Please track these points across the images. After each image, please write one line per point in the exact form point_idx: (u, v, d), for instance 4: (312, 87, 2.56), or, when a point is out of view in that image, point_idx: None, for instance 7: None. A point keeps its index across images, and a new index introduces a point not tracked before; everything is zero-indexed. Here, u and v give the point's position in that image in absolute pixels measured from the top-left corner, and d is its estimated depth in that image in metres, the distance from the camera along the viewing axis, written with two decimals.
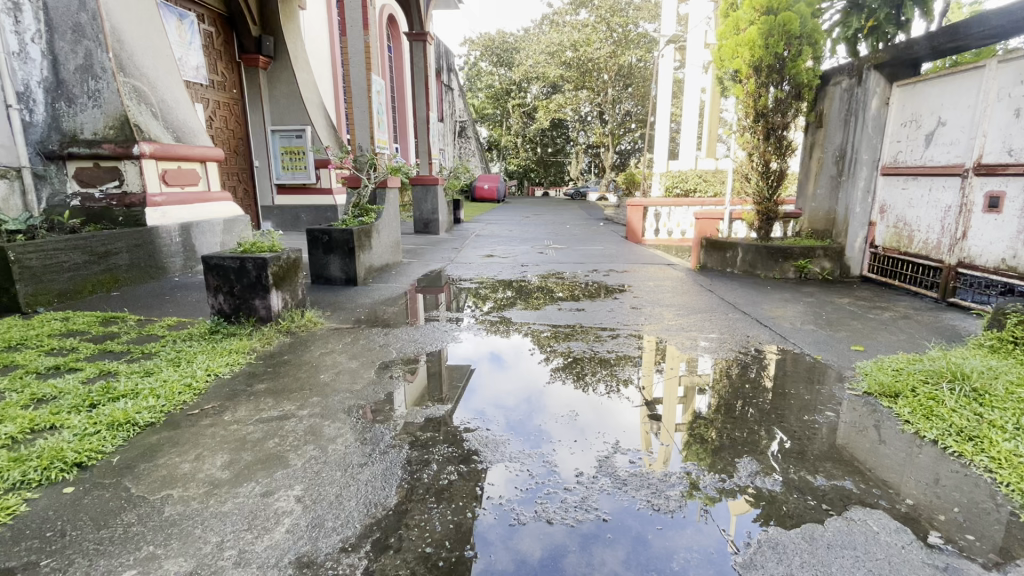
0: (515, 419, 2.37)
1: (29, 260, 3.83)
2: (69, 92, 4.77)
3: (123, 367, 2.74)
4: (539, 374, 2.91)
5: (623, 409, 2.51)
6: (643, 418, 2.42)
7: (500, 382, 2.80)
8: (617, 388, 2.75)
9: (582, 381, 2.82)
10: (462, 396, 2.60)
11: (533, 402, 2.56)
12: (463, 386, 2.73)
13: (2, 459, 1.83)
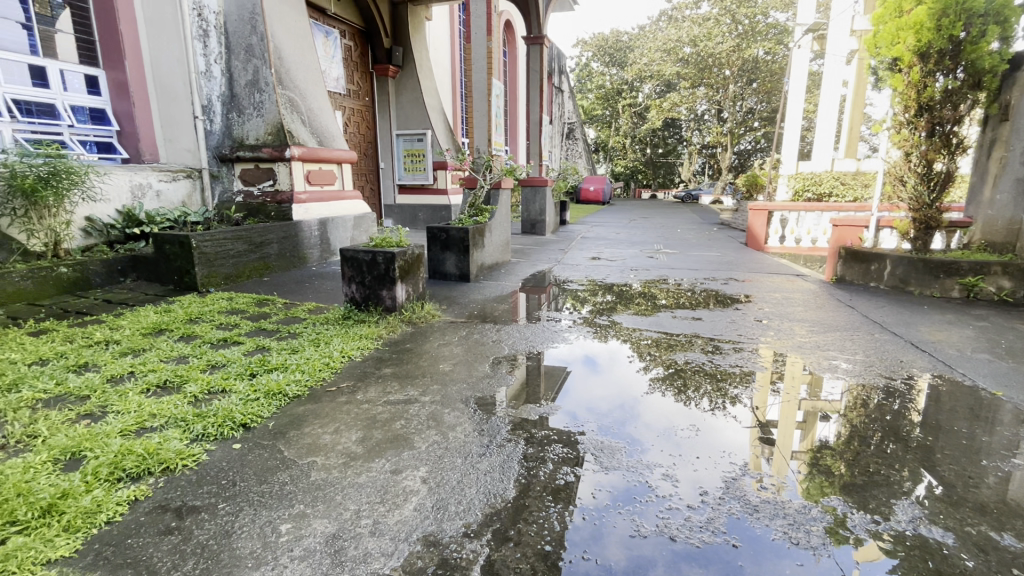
0: (612, 426, 2.30)
1: (206, 247, 4.51)
2: (239, 104, 5.57)
3: (274, 343, 3.11)
4: (635, 382, 2.81)
5: (730, 428, 2.32)
6: (754, 441, 2.22)
7: (595, 386, 2.74)
8: (723, 405, 2.55)
9: (683, 394, 2.66)
10: (559, 397, 2.58)
11: (629, 410, 2.47)
12: (560, 387, 2.72)
13: (189, 414, 2.17)
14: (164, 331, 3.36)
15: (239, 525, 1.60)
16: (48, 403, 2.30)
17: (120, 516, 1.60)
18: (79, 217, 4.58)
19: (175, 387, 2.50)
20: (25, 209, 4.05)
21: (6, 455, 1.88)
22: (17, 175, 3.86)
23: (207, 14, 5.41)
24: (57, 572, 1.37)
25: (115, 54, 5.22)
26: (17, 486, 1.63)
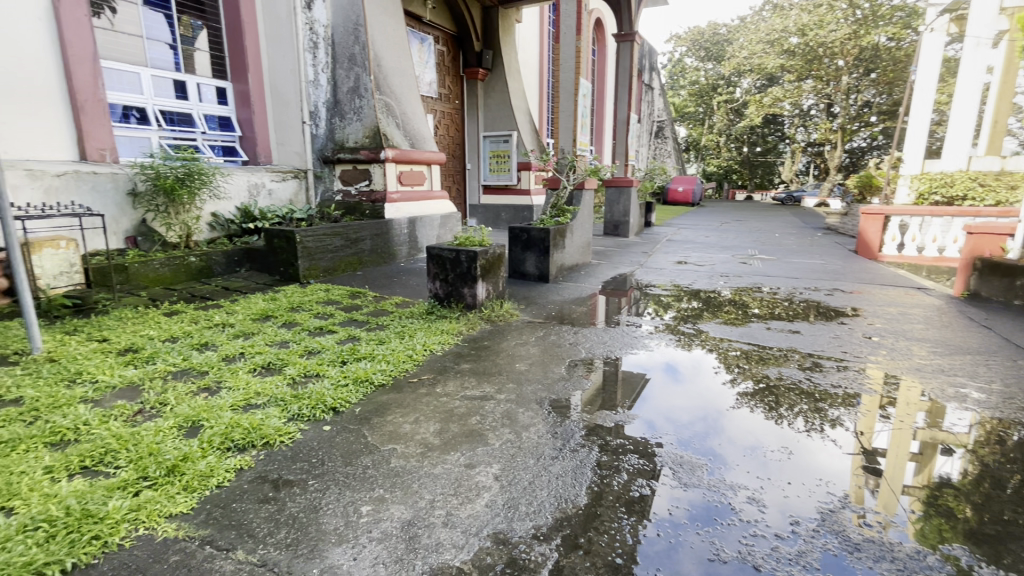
0: (693, 439, 2.18)
1: (308, 242, 4.91)
2: (342, 110, 6.01)
3: (364, 334, 3.32)
4: (720, 395, 2.64)
5: (829, 453, 2.11)
6: (857, 469, 2.00)
7: (676, 396, 2.61)
8: (821, 427, 2.32)
9: (774, 412, 2.46)
10: (637, 405, 2.49)
11: (713, 424, 2.32)
12: (637, 394, 2.62)
13: (288, 395, 2.38)
14: (271, 317, 3.70)
15: (326, 502, 1.72)
16: (176, 376, 2.63)
17: (227, 481, 1.78)
18: (206, 213, 5.19)
19: (277, 369, 2.75)
20: (166, 205, 4.70)
21: (142, 418, 2.17)
22: (160, 176, 4.47)
23: (318, 28, 5.90)
24: (177, 525, 1.56)
25: (241, 67, 5.86)
26: (149, 447, 1.88)
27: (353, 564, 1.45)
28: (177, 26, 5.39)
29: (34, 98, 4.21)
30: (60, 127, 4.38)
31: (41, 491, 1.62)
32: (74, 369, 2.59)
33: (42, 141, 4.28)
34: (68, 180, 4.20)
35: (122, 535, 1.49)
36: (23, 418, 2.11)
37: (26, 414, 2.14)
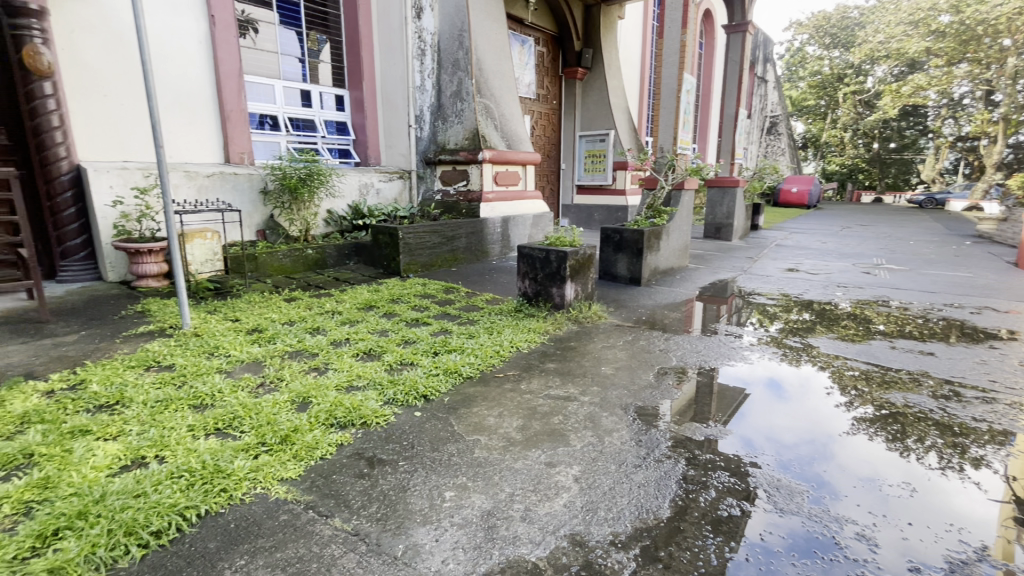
0: (797, 463, 1.99)
1: (409, 238, 5.22)
2: (445, 113, 6.30)
3: (455, 327, 3.46)
4: (832, 418, 2.38)
5: (968, 496, 1.82)
6: (1005, 519, 1.70)
7: (779, 414, 2.41)
8: (960, 466, 2.01)
9: (898, 443, 2.17)
10: (732, 420, 2.34)
11: (821, 449, 2.11)
12: (733, 408, 2.46)
13: (385, 380, 2.55)
14: (373, 307, 4.00)
15: (413, 483, 1.82)
16: (292, 355, 2.95)
17: (329, 454, 1.96)
18: (323, 210, 5.73)
19: (376, 355, 2.97)
20: (290, 203, 5.26)
21: (264, 390, 2.46)
22: (287, 177, 5.02)
23: (426, 36, 6.24)
24: (287, 488, 1.75)
25: (357, 76, 6.37)
26: (268, 417, 2.12)
27: (435, 545, 1.53)
28: (306, 41, 5.99)
29: (193, 109, 4.94)
30: (211, 134, 5.09)
31: (185, 446, 1.91)
32: (213, 344, 3.00)
33: (197, 147, 5.01)
34: (216, 181, 4.87)
35: (243, 491, 1.70)
36: (174, 382, 2.49)
37: (176, 379, 2.52)
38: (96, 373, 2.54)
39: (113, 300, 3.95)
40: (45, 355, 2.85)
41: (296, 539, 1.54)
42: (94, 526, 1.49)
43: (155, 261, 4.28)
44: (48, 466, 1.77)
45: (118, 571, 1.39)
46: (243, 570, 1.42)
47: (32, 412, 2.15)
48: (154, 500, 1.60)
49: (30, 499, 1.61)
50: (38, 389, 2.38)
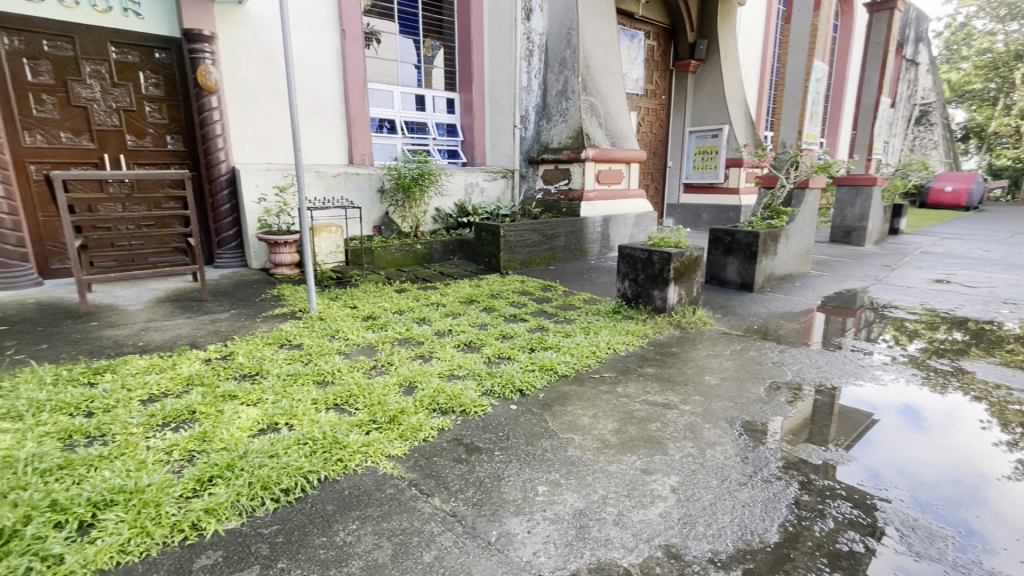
0: (938, 504, 1.73)
1: (510, 236, 5.34)
2: (549, 112, 6.32)
3: (552, 325, 3.48)
4: (988, 458, 2.04)
5: None
6: None
7: (916, 446, 2.11)
8: None
9: None
10: (857, 446, 2.09)
11: (971, 491, 1.81)
12: (859, 433, 2.20)
13: (483, 371, 2.65)
14: (474, 301, 4.16)
15: (507, 473, 1.88)
16: (400, 342, 3.17)
17: (431, 437, 2.08)
18: (431, 208, 6.08)
19: (476, 347, 3.09)
20: (402, 200, 5.64)
21: (375, 372, 2.68)
22: (401, 176, 5.40)
23: (534, 37, 6.33)
24: (393, 464, 1.90)
25: (467, 80, 6.65)
26: (379, 397, 2.31)
27: (527, 536, 1.56)
28: (422, 48, 6.36)
29: (325, 116, 5.49)
30: (338, 138, 5.62)
31: (309, 416, 2.15)
32: (334, 328, 3.32)
33: (327, 149, 5.56)
34: (341, 180, 5.37)
35: (356, 462, 1.87)
36: (302, 359, 2.81)
37: (304, 356, 2.84)
38: (242, 347, 2.94)
39: (256, 285, 4.54)
40: (204, 328, 3.36)
41: (400, 512, 1.66)
42: (238, 477, 1.73)
43: (289, 252, 4.84)
44: (205, 422, 2.09)
45: (256, 519, 1.61)
46: (354, 534, 1.57)
47: (195, 375, 2.55)
48: (285, 461, 1.82)
49: (192, 448, 1.91)
50: (199, 357, 2.82)
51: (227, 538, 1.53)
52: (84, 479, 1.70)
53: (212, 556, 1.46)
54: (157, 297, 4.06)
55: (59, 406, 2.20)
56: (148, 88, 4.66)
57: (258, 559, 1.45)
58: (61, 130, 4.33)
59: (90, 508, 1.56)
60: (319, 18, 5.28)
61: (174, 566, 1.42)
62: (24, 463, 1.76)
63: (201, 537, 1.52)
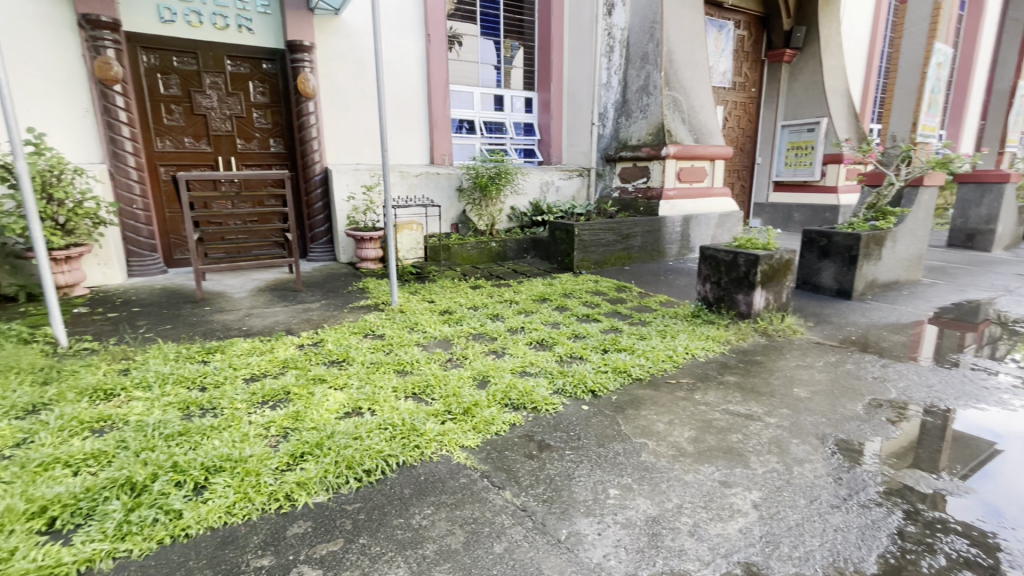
0: None
1: (585, 235, 5.28)
2: (629, 109, 6.17)
3: (626, 327, 3.41)
4: None
5: None
6: None
7: None
8: None
9: None
10: (976, 477, 1.85)
11: None
12: (979, 462, 1.94)
13: (555, 369, 2.65)
14: (547, 300, 4.16)
15: (578, 473, 1.87)
16: (474, 337, 3.25)
17: (504, 431, 2.12)
18: (507, 206, 6.17)
19: (548, 345, 3.09)
20: (479, 199, 5.77)
21: (450, 365, 2.78)
22: (479, 175, 5.53)
23: (616, 32, 6.20)
24: (466, 455, 1.95)
25: (546, 79, 6.66)
26: (454, 389, 2.39)
27: (597, 537, 1.55)
28: (502, 49, 6.45)
29: (409, 118, 5.74)
30: (421, 139, 5.86)
31: (389, 403, 2.27)
32: (413, 321, 3.48)
33: (410, 150, 5.82)
34: (422, 179, 5.59)
35: (431, 450, 1.95)
36: (384, 349, 2.97)
37: (385, 346, 3.00)
38: (331, 335, 3.17)
39: (343, 277, 4.85)
40: (298, 316, 3.65)
41: (472, 502, 1.71)
42: (326, 455, 1.87)
43: (373, 247, 5.12)
44: (298, 402, 2.27)
45: (341, 495, 1.72)
46: (429, 518, 1.63)
47: (290, 359, 2.78)
48: (367, 444, 1.93)
49: (286, 425, 2.09)
50: (294, 342, 3.07)
51: (316, 511, 1.65)
52: (199, 446, 1.91)
53: (303, 526, 1.59)
54: (259, 286, 4.47)
55: (179, 380, 2.49)
56: (256, 96, 5.12)
57: (342, 533, 1.56)
58: (185, 136, 4.88)
59: (203, 472, 1.76)
60: (406, 24, 5.52)
61: (270, 531, 1.56)
62: (152, 428, 2.02)
63: (294, 507, 1.66)
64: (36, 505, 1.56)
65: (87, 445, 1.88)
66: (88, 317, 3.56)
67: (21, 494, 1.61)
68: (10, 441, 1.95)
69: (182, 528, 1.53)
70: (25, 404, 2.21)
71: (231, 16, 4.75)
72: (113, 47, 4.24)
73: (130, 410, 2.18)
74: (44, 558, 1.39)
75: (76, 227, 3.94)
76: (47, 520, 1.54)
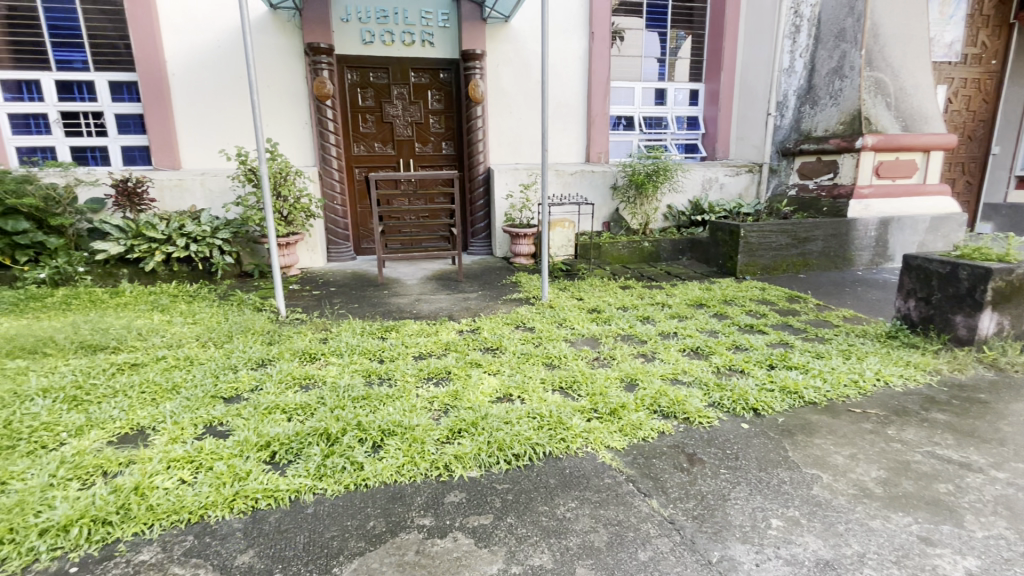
0: None
1: (751, 238, 4.79)
2: (815, 95, 5.44)
3: (799, 342, 3.03)
4: None
5: None
6: None
7: None
8: None
9: None
10: None
11: None
12: None
13: (712, 381, 2.47)
14: (703, 306, 3.90)
15: (734, 495, 1.73)
16: (623, 338, 3.19)
17: (652, 438, 2.04)
18: (663, 205, 5.91)
19: (704, 354, 2.90)
20: (634, 197, 5.64)
21: (598, 364, 2.77)
22: (636, 173, 5.39)
23: (804, 9, 5.50)
24: (612, 456, 1.93)
25: (716, 68, 6.18)
26: (601, 388, 2.38)
27: (755, 568, 1.42)
28: (667, 41, 6.16)
29: (568, 117, 5.83)
30: (578, 137, 5.92)
31: (538, 394, 2.35)
32: (562, 317, 3.54)
33: (567, 149, 5.91)
34: (578, 177, 5.63)
35: (577, 445, 1.97)
36: (533, 342, 3.08)
37: (535, 339, 3.11)
38: (487, 323, 3.39)
39: (499, 271, 5.14)
40: (458, 304, 3.98)
41: (617, 503, 1.69)
42: (481, 434, 2.01)
43: (527, 243, 5.34)
44: (458, 382, 2.49)
45: (492, 474, 1.84)
46: (573, 511, 1.66)
47: (451, 343, 3.04)
48: (517, 429, 2.03)
49: (447, 402, 2.30)
50: (455, 328, 3.35)
51: (470, 484, 1.79)
52: (377, 410, 2.21)
53: (458, 495, 1.74)
54: (427, 275, 4.98)
55: (364, 352, 2.90)
56: (433, 103, 5.68)
57: (492, 510, 1.67)
58: (376, 141, 5.63)
59: (380, 433, 2.03)
60: (571, 24, 5.60)
61: (431, 495, 1.74)
62: (343, 389, 2.39)
63: (452, 477, 1.82)
64: (264, 439, 1.97)
65: (297, 397, 2.30)
66: (299, 293, 4.33)
67: (254, 429, 2.05)
68: (248, 385, 2.48)
69: (363, 478, 1.79)
70: (257, 358, 2.79)
71: (417, 33, 5.31)
72: (328, 69, 5.05)
73: (328, 373, 2.61)
74: (268, 482, 1.75)
75: (295, 219, 4.81)
76: (270, 452, 1.93)
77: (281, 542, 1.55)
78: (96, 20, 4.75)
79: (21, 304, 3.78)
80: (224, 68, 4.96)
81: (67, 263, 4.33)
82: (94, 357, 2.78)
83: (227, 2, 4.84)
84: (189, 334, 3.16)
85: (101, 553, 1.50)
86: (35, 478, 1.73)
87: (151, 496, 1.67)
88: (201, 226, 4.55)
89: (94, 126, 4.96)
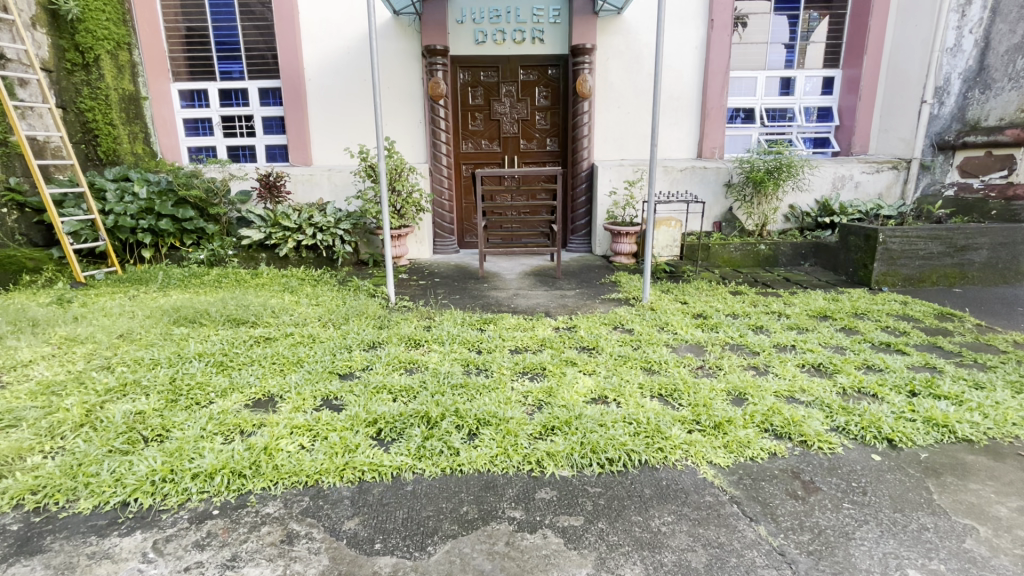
0: None
1: (893, 243, 4.19)
2: (988, 78, 4.71)
3: (950, 368, 2.59)
4: None
5: None
6: None
7: None
8: None
9: None
10: None
11: None
12: None
13: (835, 404, 2.19)
14: (828, 318, 3.50)
15: (859, 535, 1.53)
16: (732, 348, 2.96)
17: (760, 459, 1.87)
18: (784, 204, 5.42)
19: (827, 372, 2.60)
20: (751, 195, 5.21)
21: (702, 373, 2.60)
22: (754, 169, 4.98)
23: None
24: (714, 472, 1.80)
25: (858, 50, 5.47)
26: (705, 399, 2.23)
27: None
28: (799, 24, 5.57)
29: (680, 110, 5.54)
30: (690, 132, 5.60)
31: (635, 399, 2.27)
32: (664, 320, 3.38)
33: (677, 144, 5.62)
34: (687, 174, 5.33)
35: (676, 456, 1.87)
36: (632, 344, 2.98)
37: (634, 341, 3.00)
38: (584, 322, 3.33)
39: (598, 269, 5.05)
40: (555, 302, 3.96)
41: (719, 524, 1.58)
42: (574, 434, 1.98)
43: (629, 242, 5.19)
44: (553, 379, 2.48)
45: (584, 475, 1.81)
46: (669, 526, 1.58)
47: (546, 339, 3.04)
48: (612, 433, 1.97)
49: (541, 398, 2.30)
50: (552, 325, 3.34)
51: (561, 483, 1.78)
52: (473, 399, 2.28)
53: (549, 493, 1.73)
54: (526, 271, 5.03)
55: (463, 342, 3.00)
56: (541, 99, 5.70)
57: (583, 512, 1.64)
58: (482, 139, 5.79)
59: (475, 421, 2.08)
60: (688, 13, 5.29)
61: (522, 488, 1.75)
62: (443, 375, 2.50)
63: (544, 473, 1.82)
64: (371, 416, 2.12)
65: (402, 380, 2.45)
66: (408, 282, 4.61)
67: (364, 406, 2.21)
68: (361, 364, 2.70)
69: (459, 464, 1.85)
70: (368, 340, 3.01)
71: (527, 31, 5.36)
72: (442, 69, 5.29)
73: (430, 359, 2.75)
74: (373, 457, 1.88)
75: (407, 212, 5.12)
76: (377, 429, 2.07)
77: (383, 515, 1.65)
78: (252, 36, 5.42)
79: (185, 280, 4.44)
80: (351, 73, 5.40)
81: (220, 247, 4.99)
82: (237, 329, 3.20)
83: (357, 11, 5.26)
84: (313, 314, 3.50)
85: (238, 500, 1.71)
86: (190, 429, 2.03)
87: (276, 457, 1.87)
88: (326, 217, 5.02)
89: (246, 128, 5.68)
